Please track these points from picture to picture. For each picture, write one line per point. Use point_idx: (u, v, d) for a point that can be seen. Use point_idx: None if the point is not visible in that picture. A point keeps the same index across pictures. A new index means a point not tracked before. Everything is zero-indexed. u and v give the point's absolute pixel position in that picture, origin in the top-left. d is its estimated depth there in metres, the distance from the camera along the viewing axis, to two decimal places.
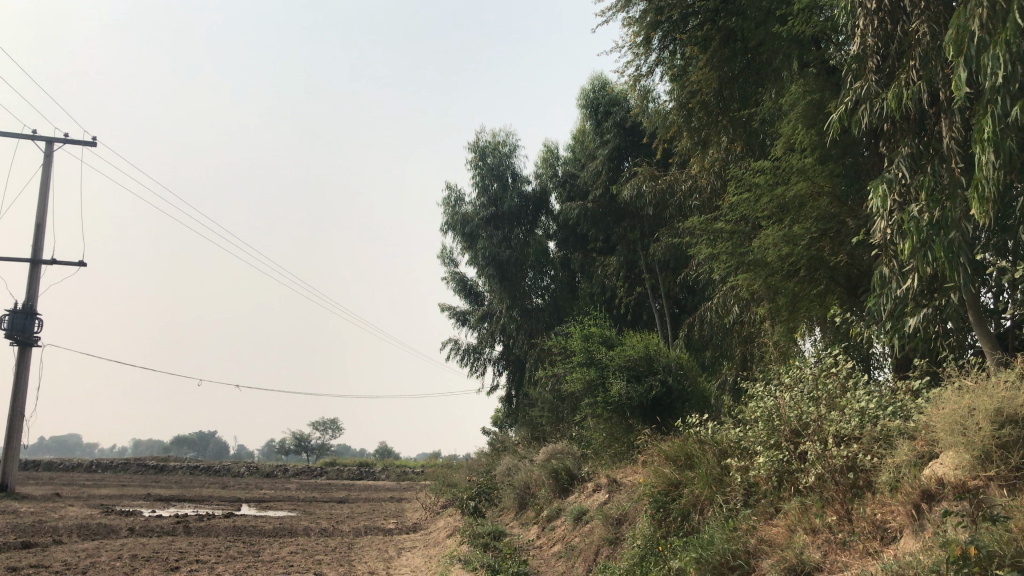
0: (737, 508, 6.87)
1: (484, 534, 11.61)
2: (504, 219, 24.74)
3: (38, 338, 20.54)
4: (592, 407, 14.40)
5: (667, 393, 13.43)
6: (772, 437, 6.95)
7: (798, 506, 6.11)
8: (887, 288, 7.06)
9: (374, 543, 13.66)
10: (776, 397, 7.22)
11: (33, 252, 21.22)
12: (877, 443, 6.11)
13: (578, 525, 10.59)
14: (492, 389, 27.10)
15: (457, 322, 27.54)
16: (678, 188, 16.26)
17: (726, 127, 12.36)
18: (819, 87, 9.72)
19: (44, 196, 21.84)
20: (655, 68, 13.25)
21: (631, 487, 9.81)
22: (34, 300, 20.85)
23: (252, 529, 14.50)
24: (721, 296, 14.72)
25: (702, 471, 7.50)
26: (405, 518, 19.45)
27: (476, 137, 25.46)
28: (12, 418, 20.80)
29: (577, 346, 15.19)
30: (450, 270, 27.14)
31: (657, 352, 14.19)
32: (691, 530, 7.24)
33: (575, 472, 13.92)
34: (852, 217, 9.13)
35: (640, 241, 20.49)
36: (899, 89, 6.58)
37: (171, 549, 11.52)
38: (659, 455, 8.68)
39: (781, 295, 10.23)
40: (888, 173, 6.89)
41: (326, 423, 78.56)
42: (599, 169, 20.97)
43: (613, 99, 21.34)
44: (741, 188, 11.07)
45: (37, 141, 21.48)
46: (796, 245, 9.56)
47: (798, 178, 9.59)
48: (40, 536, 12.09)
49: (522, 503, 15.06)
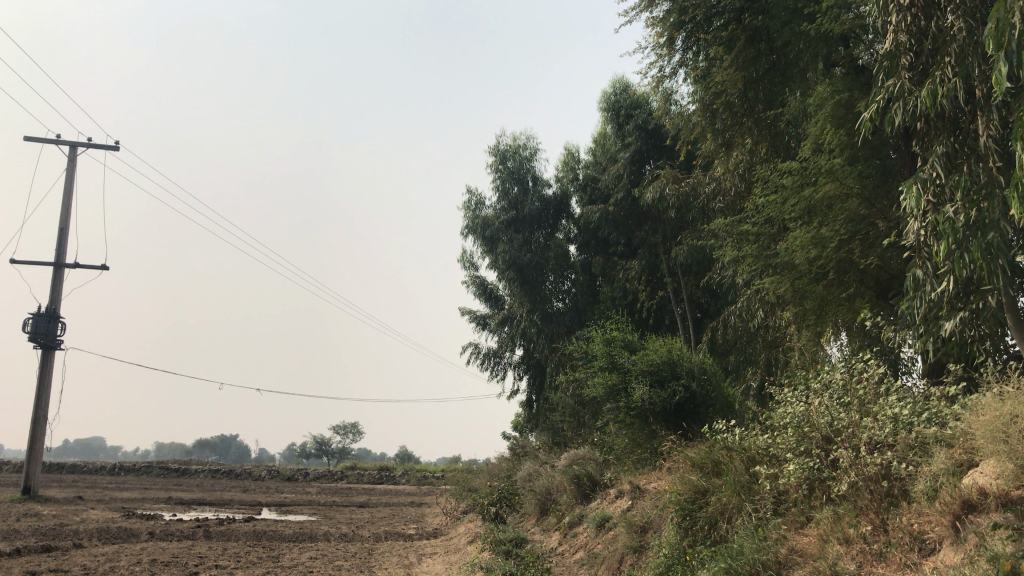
0: (766, 517, 6.70)
1: (506, 541, 11.47)
2: (524, 222, 24.60)
3: (61, 342, 20.63)
4: (614, 413, 14.23)
5: (691, 398, 13.25)
6: (802, 444, 6.79)
7: (831, 516, 5.92)
8: (921, 290, 6.86)
9: (395, 549, 13.55)
10: (806, 402, 7.04)
11: (56, 256, 21.34)
12: (912, 451, 5.93)
13: (602, 533, 10.44)
14: (512, 394, 26.96)
15: (477, 326, 27.43)
16: (701, 190, 16.07)
17: (751, 128, 12.17)
18: (848, 87, 9.53)
19: (67, 200, 21.98)
20: (679, 69, 13.06)
21: (656, 494, 9.63)
22: (57, 304, 20.96)
23: (273, 533, 14.44)
24: (745, 300, 14.53)
25: (729, 479, 7.33)
26: (425, 523, 19.37)
27: (497, 141, 25.38)
28: (35, 421, 20.90)
29: (599, 350, 15.03)
30: (471, 274, 27.04)
31: (680, 356, 14.00)
32: (719, 539, 7.07)
33: (598, 478, 13.73)
34: (883, 219, 8.94)
35: (662, 244, 20.32)
36: (933, 86, 6.39)
37: (191, 554, 11.46)
38: (685, 462, 8.51)
39: (808, 299, 10.03)
40: (922, 172, 6.69)
41: (347, 427, 78.69)
42: (621, 172, 20.77)
43: (635, 101, 21.17)
44: (767, 190, 10.88)
45: (61, 145, 21.60)
46: (826, 247, 9.39)
47: (826, 179, 9.40)
48: (61, 540, 12.07)
49: (544, 509, 14.90)
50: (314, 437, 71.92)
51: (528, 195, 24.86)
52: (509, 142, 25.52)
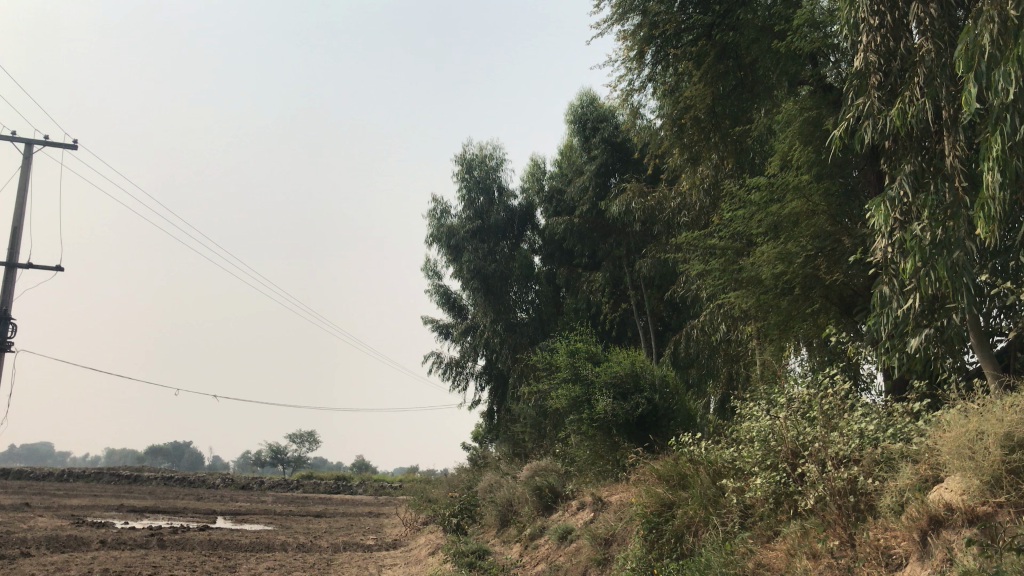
0: (733, 530, 6.71)
1: (469, 552, 11.35)
2: (489, 232, 24.54)
3: (11, 343, 20.08)
4: (577, 424, 14.19)
5: (653, 410, 13.28)
6: (768, 457, 6.81)
7: (798, 530, 5.95)
8: (887, 307, 6.94)
9: (354, 559, 13.33)
10: (771, 416, 7.07)
11: (9, 256, 20.79)
12: (878, 466, 5.99)
13: (564, 545, 10.38)
14: (473, 403, 26.85)
15: (439, 336, 27.29)
16: (667, 204, 16.15)
17: (718, 142, 12.24)
18: (816, 106, 9.65)
19: (22, 199, 21.44)
20: (648, 83, 13.11)
21: (620, 506, 9.60)
22: (8, 305, 20.42)
23: (228, 543, 14.13)
24: (708, 314, 14.64)
25: (696, 492, 7.33)
26: (384, 534, 19.15)
27: (463, 150, 25.35)
28: None
29: (563, 361, 15.00)
30: (434, 282, 26.91)
31: (643, 369, 14.03)
32: (685, 553, 7.06)
33: (560, 490, 13.67)
34: (848, 236, 9.05)
35: (626, 257, 20.46)
36: (902, 106, 6.46)
37: (144, 564, 11.17)
38: (651, 474, 8.49)
39: (773, 313, 10.10)
40: (889, 191, 6.77)
41: (303, 435, 77.79)
42: (587, 185, 20.84)
43: (602, 115, 21.29)
44: (734, 204, 10.96)
45: (17, 143, 21.09)
46: (792, 262, 9.45)
47: (792, 195, 9.49)
48: (8, 549, 11.69)
49: (505, 520, 14.81)
50: (269, 445, 70.94)
51: (493, 205, 24.81)
52: (475, 151, 25.50)
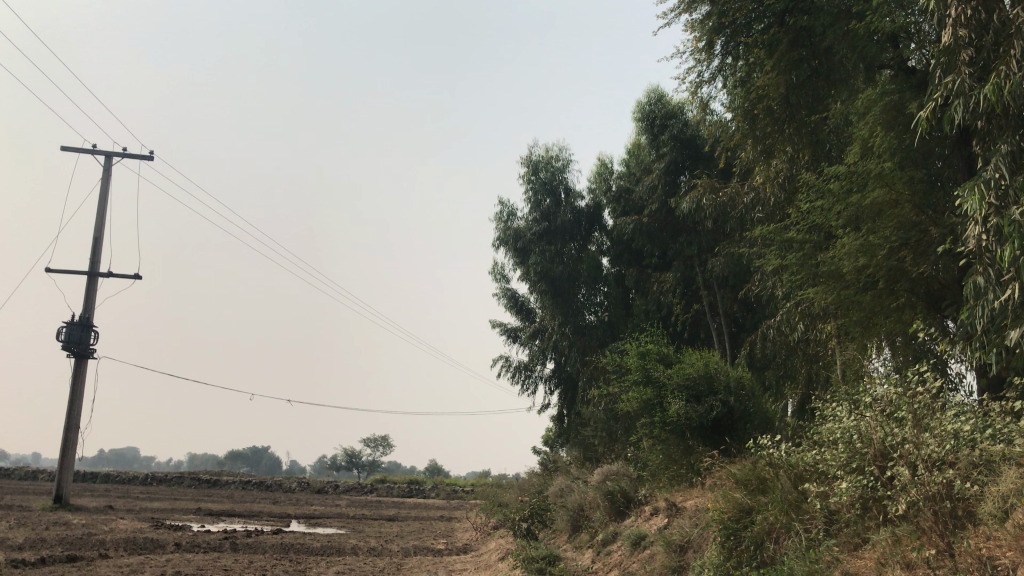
0: (817, 538, 6.32)
1: (539, 558, 11.08)
2: (558, 234, 24.29)
3: (94, 350, 20.68)
4: (649, 428, 13.83)
5: (728, 413, 12.85)
6: (854, 460, 6.44)
7: (889, 538, 5.57)
8: (982, 298, 6.46)
9: (424, 564, 13.20)
10: (854, 417, 6.68)
11: (91, 265, 21.45)
12: (977, 470, 5.61)
13: (637, 551, 10.07)
14: (543, 408, 26.64)
15: (508, 339, 27.15)
16: (741, 200, 15.71)
17: (793, 133, 11.78)
18: (899, 89, 9.19)
19: (102, 209, 22.08)
20: (718, 74, 12.73)
21: (695, 513, 9.24)
22: (91, 312, 21.04)
23: (300, 546, 14.18)
24: (784, 313, 14.13)
25: (776, 497, 6.94)
26: (455, 539, 19.06)
27: (530, 151, 25.17)
28: (69, 429, 20.94)
29: (633, 363, 14.65)
30: (502, 285, 26.80)
31: (717, 370, 13.61)
32: (766, 561, 6.64)
33: (632, 494, 13.31)
34: (937, 226, 8.55)
35: (698, 256, 20.03)
36: (997, 82, 5.99)
37: (217, 566, 11.25)
38: (728, 479, 8.13)
39: (855, 310, 9.61)
40: (984, 174, 6.30)
41: (376, 440, 78.63)
42: (655, 183, 20.43)
43: (670, 112, 20.89)
44: (813, 196, 10.50)
45: (97, 155, 21.74)
46: (875, 255, 8.98)
47: (874, 184, 9.04)
48: (87, 550, 11.91)
49: (576, 525, 14.55)
50: (345, 450, 71.92)
51: (561, 207, 24.58)
52: (541, 152, 25.31)
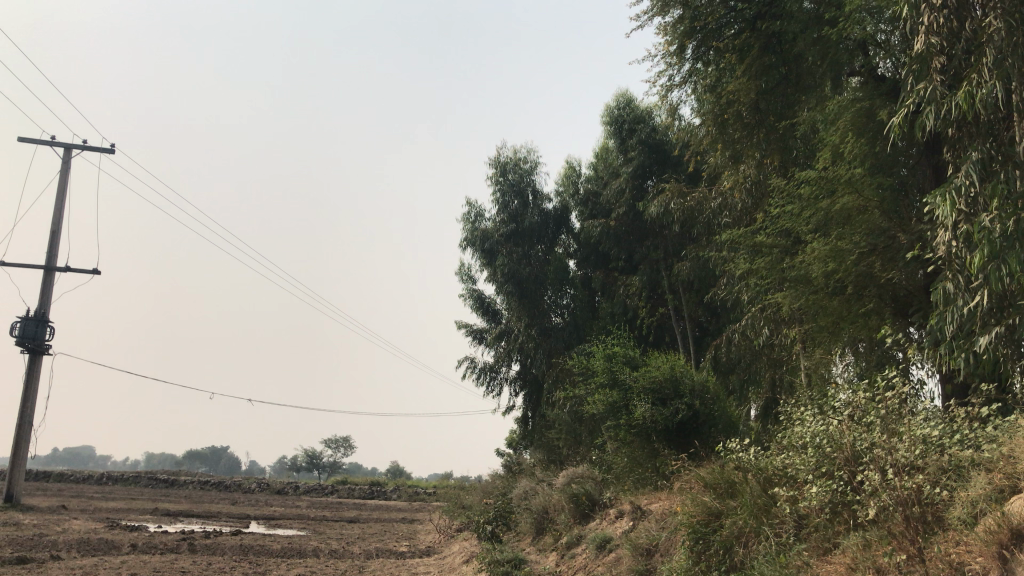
0: (787, 542, 6.30)
1: (504, 561, 10.96)
2: (525, 235, 24.23)
3: (49, 346, 20.18)
4: (615, 431, 13.80)
5: (694, 417, 12.86)
6: (823, 465, 6.43)
7: (859, 543, 5.55)
8: (951, 304, 6.47)
9: (386, 567, 13.03)
10: (824, 421, 6.67)
11: (47, 259, 20.93)
12: (946, 475, 5.62)
13: (602, 554, 10.01)
14: (507, 410, 26.55)
15: (473, 341, 27.01)
16: (709, 204, 15.74)
17: (762, 138, 11.82)
18: (869, 97, 9.24)
19: (60, 203, 21.57)
20: (688, 78, 12.72)
21: (661, 516, 9.21)
22: (46, 308, 20.53)
23: (260, 548, 13.92)
24: (750, 318, 14.18)
25: (745, 501, 6.92)
26: (418, 541, 18.88)
27: (498, 152, 25.06)
28: (21, 427, 20.40)
29: (600, 366, 14.61)
30: (468, 287, 26.66)
31: (683, 373, 13.61)
32: (736, 566, 6.62)
33: (597, 497, 13.25)
34: (905, 233, 8.59)
35: (664, 260, 20.08)
36: (969, 90, 5.97)
37: (173, 568, 10.97)
38: (696, 482, 8.09)
39: (822, 315, 9.65)
40: (954, 181, 6.28)
41: (338, 441, 77.97)
42: (623, 187, 20.44)
43: (638, 116, 20.91)
44: (783, 201, 10.53)
45: (56, 147, 21.22)
46: (844, 260, 9.01)
47: (843, 190, 9.07)
48: (38, 552, 11.56)
49: (540, 527, 14.47)
50: (306, 450, 71.18)
51: (528, 209, 24.53)
52: (509, 154, 25.21)
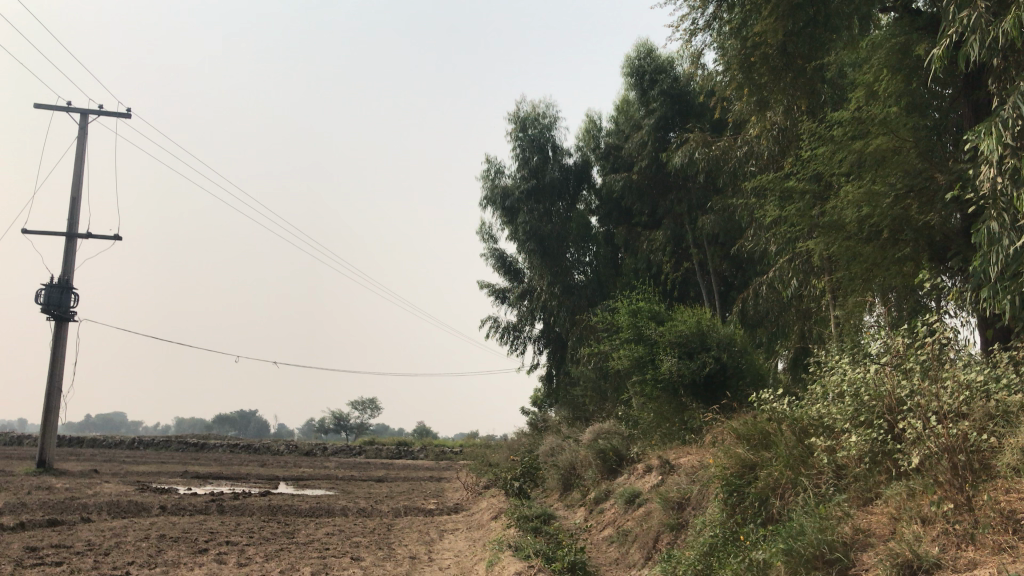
0: (826, 493, 6.09)
1: (533, 517, 10.84)
2: (546, 192, 23.89)
3: (74, 313, 20.26)
4: (641, 386, 13.66)
5: (721, 370, 12.64)
6: (861, 414, 6.23)
7: (903, 492, 5.35)
8: (996, 244, 6.16)
9: (415, 525, 12.99)
10: (861, 369, 6.45)
11: (69, 226, 20.95)
12: (993, 421, 5.38)
13: (631, 509, 9.89)
14: (531, 368, 26.49)
15: (496, 300, 26.90)
16: (734, 153, 15.34)
17: (790, 82, 11.39)
18: (905, 31, 8.81)
19: (79, 169, 21.52)
20: (713, 22, 12.29)
21: (691, 469, 9.05)
22: (70, 274, 20.57)
23: (289, 508, 13.97)
24: (778, 270, 13.88)
25: (781, 452, 6.73)
26: (445, 498, 18.94)
27: (517, 107, 24.66)
28: (51, 393, 20.59)
29: (625, 321, 14.42)
30: (490, 246, 26.47)
31: (711, 327, 13.36)
32: (773, 518, 6.44)
33: (624, 453, 13.10)
34: (943, 173, 8.23)
35: (688, 214, 19.73)
36: (1016, 13, 5.61)
37: (201, 529, 10.97)
38: (729, 434, 7.89)
39: (855, 262, 9.37)
40: (1000, 114, 5.95)
41: (364, 403, 78.55)
42: (645, 140, 20.05)
43: (659, 66, 20.40)
44: (814, 144, 10.21)
45: (73, 113, 21.12)
46: (880, 203, 8.69)
47: (879, 130, 8.79)
48: (69, 514, 11.63)
49: (568, 483, 14.40)
50: (332, 412, 71.74)
51: (548, 164, 24.15)
52: (528, 109, 24.79)
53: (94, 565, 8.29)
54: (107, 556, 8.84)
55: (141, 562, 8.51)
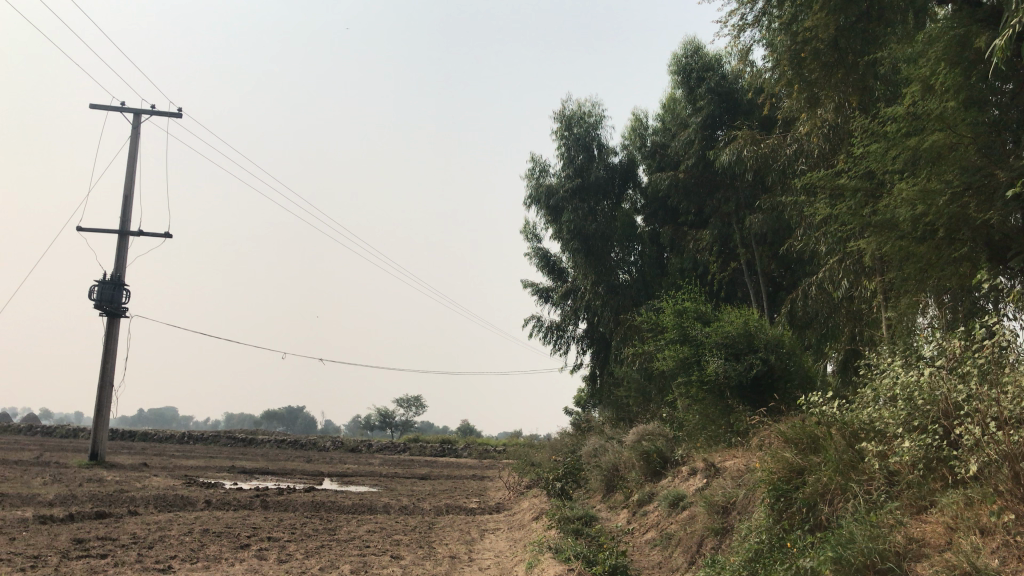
0: (879, 500, 5.88)
1: (575, 519, 10.72)
2: (590, 191, 23.71)
3: (126, 309, 20.65)
4: (686, 388, 13.46)
5: (769, 372, 12.37)
6: (915, 419, 6.02)
7: (960, 501, 5.15)
8: None
9: (456, 523, 12.96)
10: (916, 372, 6.22)
11: (122, 223, 21.36)
12: None
13: (675, 512, 9.73)
14: (575, 367, 26.34)
15: (540, 299, 26.81)
16: (783, 151, 15.04)
17: (841, 78, 11.06)
18: (964, 23, 8.53)
19: (131, 167, 21.95)
20: (762, 18, 12.02)
21: (737, 473, 8.85)
22: (122, 271, 20.97)
23: (332, 504, 14.02)
24: (828, 270, 13.57)
25: (831, 457, 6.53)
26: (488, 498, 18.91)
27: (562, 106, 24.50)
28: (102, 387, 21.00)
29: (669, 322, 14.23)
30: (534, 245, 26.38)
31: (757, 328, 13.11)
32: (821, 525, 6.25)
33: (669, 455, 12.89)
34: (1003, 169, 7.93)
35: (735, 213, 19.41)
36: None
37: (244, 524, 11.07)
38: (777, 438, 7.69)
39: (909, 261, 9.09)
40: None
41: (409, 401, 78.91)
42: (692, 138, 19.77)
43: (707, 64, 20.09)
44: (867, 141, 9.95)
45: (126, 113, 21.54)
46: (936, 201, 8.40)
47: (936, 126, 8.51)
48: (116, 507, 11.82)
49: (611, 485, 14.25)
50: (378, 409, 72.11)
51: (594, 163, 23.96)
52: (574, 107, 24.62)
53: (137, 558, 8.38)
54: (150, 549, 8.95)
55: (184, 556, 8.59)
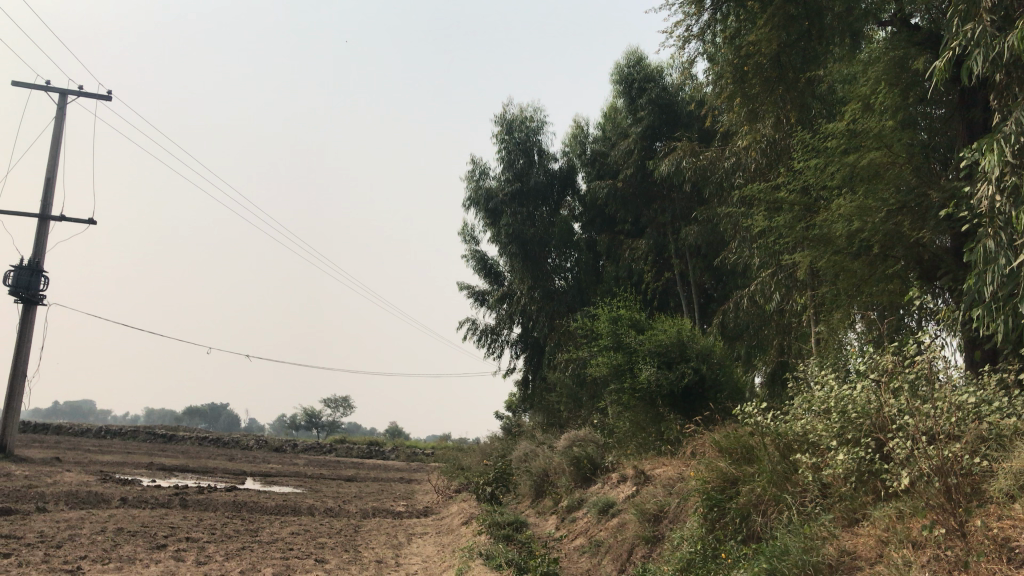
0: (811, 512, 5.91)
1: (505, 524, 10.56)
2: (530, 195, 23.64)
3: (43, 296, 19.79)
4: (618, 395, 13.48)
5: (700, 381, 12.48)
6: (848, 431, 6.07)
7: (891, 514, 5.19)
8: (990, 266, 5.67)
9: (383, 527, 12.70)
10: (850, 386, 6.28)
11: (42, 207, 20.48)
12: (985, 444, 5.23)
13: (604, 520, 9.69)
14: (507, 372, 26.27)
15: (475, 302, 26.65)
16: (721, 164, 15.21)
17: (782, 94, 11.11)
18: (903, 45, 8.71)
19: (55, 149, 21.08)
20: (707, 30, 12.09)
21: (668, 482, 8.84)
22: (41, 256, 20.10)
23: (254, 505, 13.61)
24: (760, 284, 13.76)
25: (765, 468, 6.55)
26: (415, 501, 18.65)
27: (504, 109, 24.38)
28: (14, 377, 20.08)
29: (604, 328, 14.22)
30: (471, 247, 26.20)
31: (690, 337, 13.20)
32: (754, 535, 6.26)
33: (599, 461, 12.85)
34: (936, 190, 8.10)
35: (671, 223, 19.55)
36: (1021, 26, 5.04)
37: (161, 524, 10.64)
38: (711, 448, 7.69)
39: (842, 276, 9.22)
40: (1001, 130, 5.49)
41: (337, 401, 77.67)
42: (631, 147, 19.86)
43: (649, 75, 20.24)
44: (807, 156, 10.10)
45: (52, 92, 20.68)
46: (871, 218, 8.53)
47: (873, 145, 8.67)
48: (24, 503, 11.23)
49: (540, 490, 14.18)
50: (304, 409, 70.78)
51: (534, 168, 23.92)
52: (516, 112, 24.54)
53: (43, 558, 7.94)
54: (58, 549, 8.51)
55: (95, 557, 8.18)
